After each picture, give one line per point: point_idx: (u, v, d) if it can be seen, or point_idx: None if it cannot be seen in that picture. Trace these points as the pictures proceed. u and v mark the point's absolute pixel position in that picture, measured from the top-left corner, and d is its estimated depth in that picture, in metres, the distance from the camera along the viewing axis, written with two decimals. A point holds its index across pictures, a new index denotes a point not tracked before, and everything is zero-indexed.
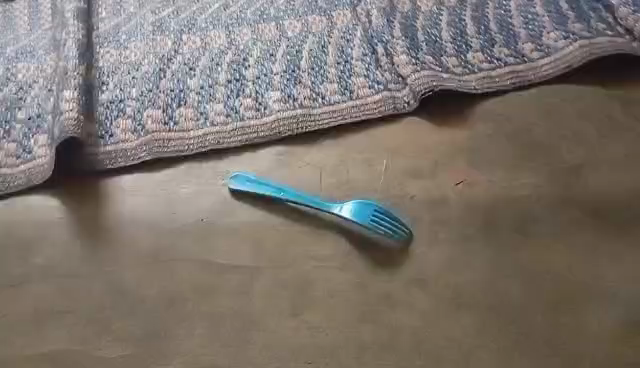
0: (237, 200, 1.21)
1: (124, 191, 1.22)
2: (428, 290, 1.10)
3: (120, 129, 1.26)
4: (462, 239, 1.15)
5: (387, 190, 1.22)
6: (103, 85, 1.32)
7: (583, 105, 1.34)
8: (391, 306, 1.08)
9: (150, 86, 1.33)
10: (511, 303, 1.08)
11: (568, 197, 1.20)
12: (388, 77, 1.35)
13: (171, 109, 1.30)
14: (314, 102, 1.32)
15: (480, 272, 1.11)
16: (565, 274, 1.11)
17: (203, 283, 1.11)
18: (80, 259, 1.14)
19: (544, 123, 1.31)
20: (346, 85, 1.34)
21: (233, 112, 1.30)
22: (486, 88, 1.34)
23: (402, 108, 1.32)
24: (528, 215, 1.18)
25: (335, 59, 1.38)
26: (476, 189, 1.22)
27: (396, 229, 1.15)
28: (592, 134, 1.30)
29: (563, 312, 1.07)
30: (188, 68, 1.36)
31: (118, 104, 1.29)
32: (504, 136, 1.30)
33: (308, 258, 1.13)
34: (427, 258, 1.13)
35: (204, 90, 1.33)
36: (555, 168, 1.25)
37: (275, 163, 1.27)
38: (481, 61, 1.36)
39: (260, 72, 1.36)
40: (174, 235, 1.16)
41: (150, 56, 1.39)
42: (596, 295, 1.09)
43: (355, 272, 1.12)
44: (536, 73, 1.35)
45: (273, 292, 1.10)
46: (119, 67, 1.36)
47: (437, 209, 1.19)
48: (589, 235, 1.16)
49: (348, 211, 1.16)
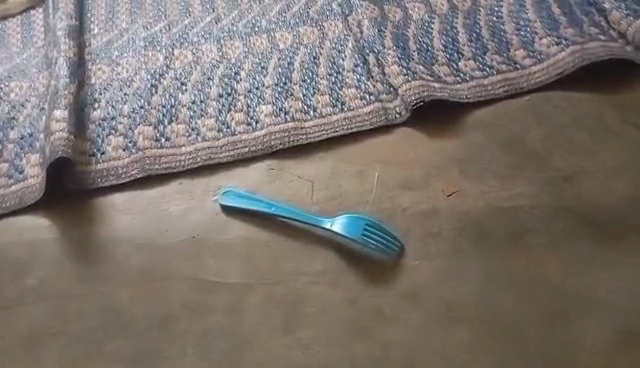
0: (228, 216, 1.20)
1: (116, 209, 1.22)
2: (422, 304, 1.09)
3: (111, 147, 1.26)
4: (454, 252, 1.14)
5: (379, 202, 1.22)
6: (95, 103, 1.32)
7: (577, 112, 1.33)
8: (384, 322, 1.07)
9: (141, 102, 1.32)
10: (506, 315, 1.08)
11: (562, 206, 1.19)
12: (379, 87, 1.34)
13: (162, 126, 1.29)
14: (306, 115, 1.31)
15: (473, 285, 1.11)
16: (559, 284, 1.10)
17: (195, 302, 1.10)
18: (73, 280, 1.14)
19: (537, 130, 1.31)
20: (338, 97, 1.33)
21: (224, 127, 1.30)
22: (478, 97, 1.33)
23: (393, 119, 1.31)
24: (521, 226, 1.17)
25: (326, 70, 1.38)
26: (468, 199, 1.21)
27: (388, 243, 1.14)
28: (585, 141, 1.29)
29: (557, 325, 1.07)
30: (180, 83, 1.36)
31: (110, 121, 1.29)
32: (496, 145, 1.29)
33: (300, 274, 1.12)
34: (419, 271, 1.13)
35: (196, 105, 1.32)
36: (549, 177, 1.24)
37: (266, 177, 1.27)
38: (473, 69, 1.36)
39: (252, 85, 1.36)
40: (166, 253, 1.16)
41: (141, 72, 1.38)
42: (590, 307, 1.08)
43: (348, 287, 1.11)
44: (528, 79, 1.35)
45: (265, 309, 1.09)
46: (111, 84, 1.36)
47: (429, 221, 1.19)
48: (583, 245, 1.15)
49: (340, 226, 1.15)
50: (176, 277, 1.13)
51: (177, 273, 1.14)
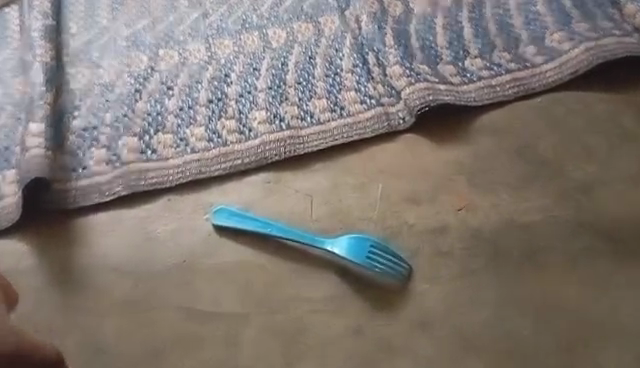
0: (221, 237, 1.12)
1: (98, 231, 1.13)
2: (431, 333, 1.02)
3: (94, 160, 1.17)
4: (465, 274, 1.07)
5: (383, 219, 1.13)
6: (75, 111, 1.22)
7: (592, 115, 1.24)
8: (391, 354, 1.00)
9: (125, 110, 1.23)
10: (523, 345, 1.00)
11: (579, 221, 1.11)
12: (381, 90, 1.24)
13: (148, 136, 1.20)
14: (303, 121, 1.22)
15: (486, 311, 1.03)
16: (578, 310, 1.03)
17: (187, 335, 1.03)
18: (54, 311, 1.06)
19: (550, 136, 1.22)
20: (336, 101, 1.24)
21: (215, 136, 1.20)
22: (487, 99, 1.24)
23: (397, 125, 1.21)
24: (536, 244, 1.09)
25: (323, 71, 1.28)
26: (479, 214, 1.12)
27: (395, 267, 1.06)
28: (602, 147, 1.20)
29: (579, 355, 0.99)
30: (166, 87, 1.26)
31: (91, 132, 1.20)
32: (507, 153, 1.20)
33: (300, 301, 1.05)
34: (428, 296, 1.05)
35: (184, 112, 1.23)
36: (565, 188, 1.15)
37: (261, 190, 1.17)
38: (481, 68, 1.26)
39: (243, 89, 1.26)
40: (153, 281, 1.08)
41: (124, 76, 1.28)
42: (612, 334, 1.01)
43: (351, 315, 1.04)
44: (539, 79, 1.25)
45: (263, 342, 1.02)
46: (93, 89, 1.26)
47: (437, 239, 1.10)
48: (603, 264, 1.07)
49: (342, 249, 1.07)
50: (165, 306, 1.05)
51: (166, 303, 1.05)
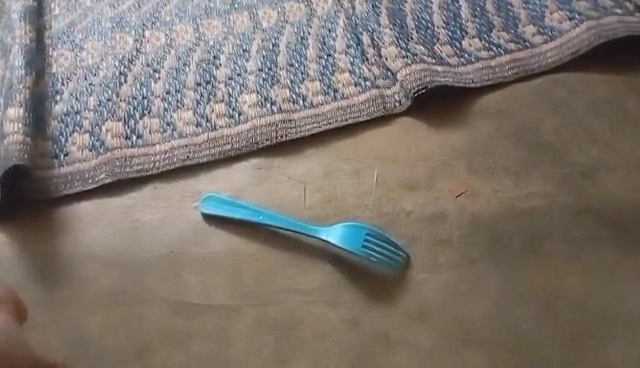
0: (209, 226, 1.08)
1: (81, 221, 1.08)
2: (431, 325, 0.98)
3: (76, 146, 1.11)
4: (464, 263, 1.03)
5: (379, 206, 1.09)
6: (57, 95, 1.17)
7: (594, 97, 1.19)
8: (389, 347, 0.96)
9: (109, 94, 1.17)
10: (526, 337, 0.96)
11: (582, 207, 1.07)
12: (376, 72, 1.19)
13: (133, 121, 1.14)
14: (295, 105, 1.17)
15: (486, 302, 0.99)
16: (581, 301, 0.99)
17: (175, 330, 0.98)
18: (36, 305, 1.01)
19: (552, 119, 1.17)
20: (329, 83, 1.19)
21: (203, 120, 1.15)
22: (486, 80, 1.19)
23: (392, 108, 1.17)
24: (538, 231, 1.05)
25: (315, 52, 1.22)
26: (478, 201, 1.08)
27: (391, 257, 1.03)
28: (605, 131, 1.16)
29: (584, 347, 0.96)
30: (152, 69, 1.21)
31: (74, 116, 1.14)
32: (507, 136, 1.15)
33: (294, 293, 1.01)
34: (426, 287, 1.01)
35: (170, 95, 1.17)
36: (567, 173, 1.11)
37: (252, 177, 1.13)
38: (479, 49, 1.21)
39: (233, 72, 1.20)
40: (139, 273, 1.03)
41: (108, 59, 1.22)
42: (617, 325, 0.97)
43: (346, 307, 1.00)
44: (540, 60, 1.21)
45: (255, 336, 0.98)
46: (75, 73, 1.20)
47: (435, 227, 1.06)
48: (607, 252, 1.03)
49: (337, 237, 1.04)
50: (152, 300, 1.01)
51: (154, 296, 1.01)
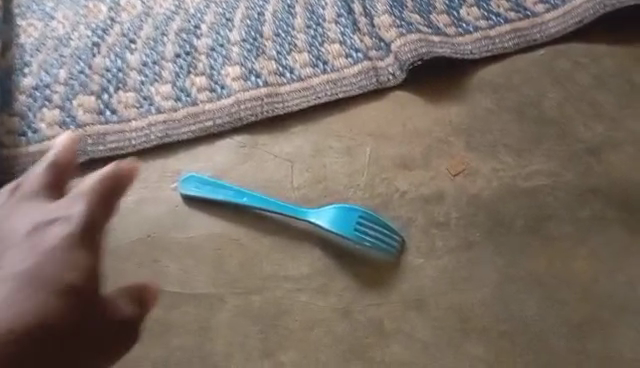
0: (190, 208, 1.00)
1: None
2: (428, 314, 0.91)
3: (46, 122, 1.04)
4: (463, 247, 0.96)
5: (372, 187, 1.02)
6: (25, 67, 1.08)
7: (600, 68, 1.11)
8: (383, 338, 0.90)
9: (81, 66, 1.08)
10: (528, 325, 0.90)
11: (588, 187, 1.00)
12: (368, 43, 1.11)
13: (108, 95, 1.06)
14: (282, 78, 1.09)
15: (486, 289, 0.93)
16: (587, 286, 0.93)
17: (153, 321, 0.91)
18: None
19: (555, 92, 1.09)
20: (319, 55, 1.10)
21: (183, 94, 1.07)
22: (484, 52, 1.11)
23: (386, 81, 1.09)
24: (541, 212, 0.98)
25: (303, 22, 1.14)
26: (478, 181, 1.01)
27: (385, 241, 0.96)
28: (611, 104, 1.08)
29: (590, 335, 0.90)
30: (128, 40, 1.12)
31: (43, 90, 1.06)
32: (509, 111, 1.08)
33: (281, 280, 0.94)
34: (422, 273, 0.94)
35: (148, 68, 1.09)
36: (572, 150, 1.04)
37: (235, 156, 1.05)
38: (477, 19, 1.13)
39: (215, 42, 1.12)
40: (114, 259, 0.96)
41: (80, 28, 1.13)
42: (625, 311, 0.91)
43: (337, 294, 0.93)
44: (542, 30, 1.12)
45: (239, 327, 0.91)
46: (45, 43, 1.11)
47: (432, 208, 0.99)
48: (614, 233, 0.96)
49: (327, 220, 0.97)
50: None
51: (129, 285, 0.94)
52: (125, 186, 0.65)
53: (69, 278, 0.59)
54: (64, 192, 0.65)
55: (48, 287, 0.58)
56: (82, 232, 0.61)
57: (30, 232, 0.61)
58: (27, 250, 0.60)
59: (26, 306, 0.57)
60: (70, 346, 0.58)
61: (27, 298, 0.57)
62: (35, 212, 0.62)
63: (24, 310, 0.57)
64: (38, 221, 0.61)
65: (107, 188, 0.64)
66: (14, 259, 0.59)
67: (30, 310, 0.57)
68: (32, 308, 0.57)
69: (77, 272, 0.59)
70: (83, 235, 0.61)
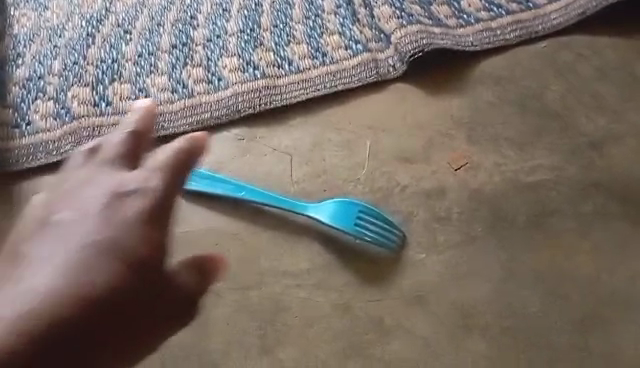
0: (186, 202, 0.98)
1: None
2: (429, 310, 0.90)
3: (39, 114, 1.02)
4: (464, 242, 0.95)
5: (372, 181, 1.00)
6: (18, 59, 1.06)
7: (603, 61, 1.09)
8: (383, 334, 0.89)
9: (75, 57, 1.06)
10: (530, 322, 0.89)
11: (591, 181, 0.99)
12: (368, 34, 1.10)
13: (103, 87, 1.04)
14: (280, 70, 1.07)
15: (488, 285, 0.92)
16: (590, 281, 0.92)
17: None
18: None
19: (557, 84, 1.08)
20: (317, 47, 1.09)
21: (179, 86, 1.05)
22: (486, 43, 1.09)
23: (386, 73, 1.07)
24: (543, 207, 0.97)
25: (302, 13, 1.12)
26: (479, 175, 1.00)
27: (386, 236, 0.94)
28: (614, 97, 1.06)
29: (593, 331, 0.89)
30: (123, 30, 1.09)
31: (37, 82, 1.04)
32: (511, 104, 1.06)
33: (280, 275, 0.92)
34: (423, 268, 0.93)
35: (143, 59, 1.07)
36: (574, 144, 1.02)
37: (233, 149, 1.03)
38: (479, 10, 1.12)
39: (212, 33, 1.10)
40: None
41: (74, 18, 1.11)
42: (628, 307, 0.90)
43: (337, 290, 0.92)
44: (544, 22, 1.11)
45: (238, 324, 0.90)
46: (39, 34, 1.09)
47: (433, 203, 0.98)
48: (618, 228, 0.95)
49: (326, 215, 0.95)
50: None
51: None
52: (196, 160, 0.50)
53: (140, 255, 0.48)
54: (138, 163, 0.51)
55: (113, 256, 0.47)
56: (157, 210, 0.49)
57: (106, 204, 0.48)
58: (100, 220, 0.48)
59: (98, 277, 0.46)
60: (134, 328, 0.47)
61: (98, 274, 0.46)
62: (101, 181, 0.50)
63: (96, 280, 0.46)
64: (110, 191, 0.49)
65: (182, 164, 0.50)
66: (82, 227, 0.47)
67: (91, 281, 0.45)
68: (104, 284, 0.46)
69: (150, 248, 0.48)
70: (154, 218, 0.48)
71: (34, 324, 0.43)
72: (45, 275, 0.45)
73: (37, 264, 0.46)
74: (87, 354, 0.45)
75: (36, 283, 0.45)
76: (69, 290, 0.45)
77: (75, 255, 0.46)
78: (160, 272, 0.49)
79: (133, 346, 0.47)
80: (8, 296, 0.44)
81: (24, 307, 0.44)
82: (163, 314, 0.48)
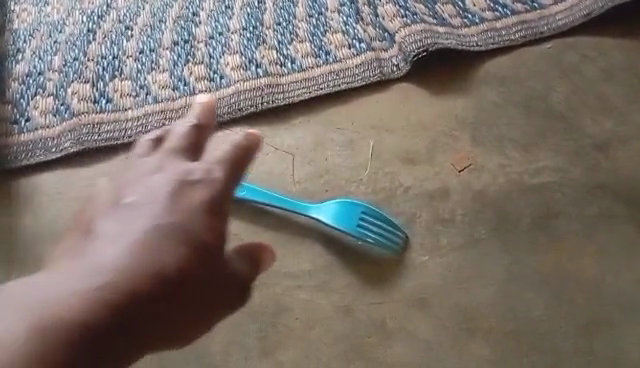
0: None
1: (45, 194, 0.97)
2: (431, 313, 0.89)
3: (39, 111, 1.01)
4: (467, 245, 0.93)
5: (375, 182, 0.99)
6: (18, 54, 1.05)
7: (609, 62, 1.08)
8: (385, 337, 0.88)
9: (76, 53, 1.05)
10: (534, 326, 0.88)
11: (596, 183, 0.98)
12: (371, 33, 1.09)
13: (103, 83, 1.03)
14: (283, 68, 1.06)
15: (491, 288, 0.91)
16: (594, 286, 0.91)
17: None
18: None
19: (563, 86, 1.06)
20: (320, 45, 1.08)
21: (181, 83, 1.04)
22: (490, 43, 1.08)
23: (390, 73, 1.06)
24: (548, 209, 0.96)
25: (305, 11, 1.11)
26: (483, 177, 0.99)
27: (389, 238, 0.93)
28: (621, 99, 1.05)
29: (598, 336, 0.88)
30: (124, 26, 1.08)
31: (36, 78, 1.03)
32: (515, 106, 1.05)
33: (281, 276, 0.92)
34: (425, 271, 0.92)
35: (144, 56, 1.06)
36: (580, 146, 1.01)
37: None
38: (484, 9, 1.11)
39: (214, 30, 1.08)
40: None
41: (75, 14, 1.09)
42: (633, 312, 0.89)
43: (339, 292, 0.91)
44: (550, 22, 1.09)
45: (238, 325, 0.88)
46: (39, 29, 1.08)
47: (436, 204, 0.97)
48: (623, 232, 0.94)
49: (327, 216, 0.94)
50: None
51: None
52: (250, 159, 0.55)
53: (205, 236, 0.50)
54: (200, 155, 0.55)
55: (180, 239, 0.49)
56: (218, 201, 0.52)
57: (171, 188, 0.51)
58: (168, 204, 0.50)
59: (166, 257, 0.48)
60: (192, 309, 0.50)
61: (168, 250, 0.48)
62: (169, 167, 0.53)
63: (164, 261, 0.48)
64: (177, 178, 0.52)
65: (239, 161, 0.54)
66: (155, 206, 0.50)
67: (158, 261, 0.48)
68: (172, 262, 0.48)
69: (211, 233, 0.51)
70: (218, 206, 0.52)
71: (115, 294, 0.46)
72: (122, 248, 0.48)
73: (114, 240, 0.48)
74: (144, 327, 0.47)
75: (113, 255, 0.47)
76: (136, 271, 0.47)
77: (145, 235, 0.49)
78: (222, 255, 0.52)
79: (190, 321, 0.50)
80: (84, 268, 0.47)
81: (104, 276, 0.46)
82: (215, 295, 0.51)
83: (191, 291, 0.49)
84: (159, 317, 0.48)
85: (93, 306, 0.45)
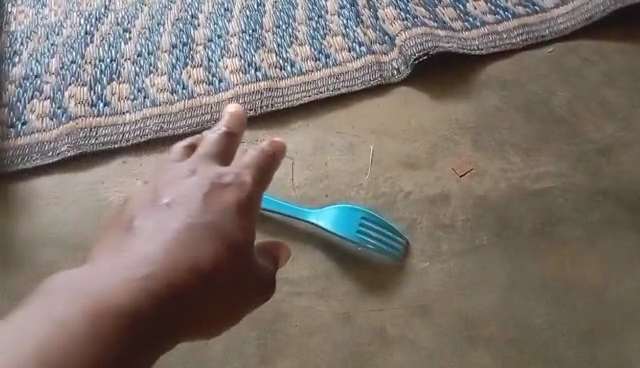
0: None
1: (42, 199, 0.96)
2: (432, 321, 0.88)
3: (36, 114, 1.00)
4: (468, 251, 0.92)
5: (375, 187, 0.98)
6: (15, 57, 1.04)
7: (612, 65, 1.07)
8: (385, 345, 0.87)
9: (73, 56, 1.04)
10: (536, 334, 0.87)
11: (598, 189, 0.97)
12: (371, 36, 1.08)
13: (101, 87, 1.02)
14: (282, 72, 1.05)
15: (493, 295, 0.90)
16: (597, 293, 0.90)
17: None
18: None
19: (565, 90, 1.05)
20: (320, 48, 1.07)
21: (179, 86, 1.03)
22: (491, 47, 1.07)
23: (390, 76, 1.05)
24: (549, 215, 0.95)
25: (305, 13, 1.10)
26: (485, 182, 0.98)
27: (390, 244, 0.92)
28: (623, 103, 1.04)
29: (600, 343, 0.87)
30: (122, 29, 1.07)
31: (33, 81, 1.02)
32: (516, 110, 1.04)
33: (280, 282, 0.91)
34: (426, 277, 0.91)
35: (142, 58, 1.04)
36: (582, 151, 1.00)
37: None
38: (484, 13, 1.10)
39: (213, 33, 1.07)
40: None
41: (73, 16, 1.08)
42: (636, 319, 0.88)
43: (338, 299, 0.90)
44: (551, 26, 1.08)
45: (236, 332, 0.87)
46: (36, 32, 1.07)
47: (437, 210, 0.96)
48: (626, 238, 0.93)
49: (327, 222, 0.93)
50: None
51: None
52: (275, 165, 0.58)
53: (237, 236, 0.52)
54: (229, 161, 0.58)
55: (215, 237, 0.51)
56: (247, 202, 0.54)
57: (204, 189, 0.53)
58: (203, 203, 0.52)
59: (202, 253, 0.50)
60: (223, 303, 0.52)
61: (204, 246, 0.50)
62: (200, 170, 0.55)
63: (199, 256, 0.49)
64: (210, 180, 0.54)
65: (266, 167, 0.57)
66: (190, 205, 0.52)
67: (195, 256, 0.49)
68: (208, 256, 0.50)
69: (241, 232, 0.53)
70: (246, 207, 0.54)
71: (156, 284, 0.47)
72: (160, 243, 0.49)
73: (152, 236, 0.49)
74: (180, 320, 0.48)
75: (152, 249, 0.48)
76: (175, 265, 0.48)
77: (183, 232, 0.50)
78: (249, 254, 0.54)
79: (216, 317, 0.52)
80: (127, 260, 0.47)
81: (146, 268, 0.47)
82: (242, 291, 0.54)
83: (222, 286, 0.51)
84: (193, 310, 0.49)
85: (138, 294, 0.46)
